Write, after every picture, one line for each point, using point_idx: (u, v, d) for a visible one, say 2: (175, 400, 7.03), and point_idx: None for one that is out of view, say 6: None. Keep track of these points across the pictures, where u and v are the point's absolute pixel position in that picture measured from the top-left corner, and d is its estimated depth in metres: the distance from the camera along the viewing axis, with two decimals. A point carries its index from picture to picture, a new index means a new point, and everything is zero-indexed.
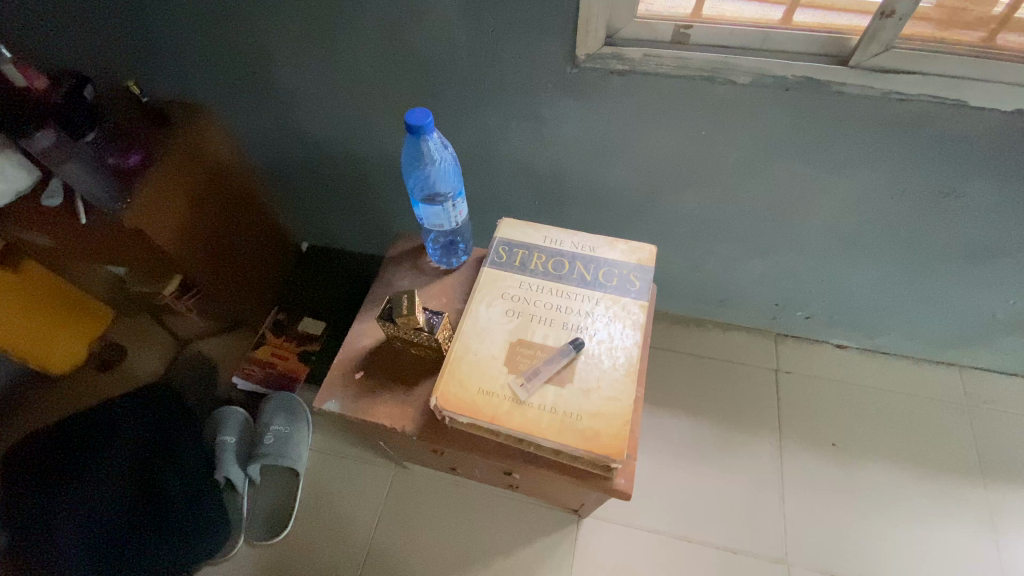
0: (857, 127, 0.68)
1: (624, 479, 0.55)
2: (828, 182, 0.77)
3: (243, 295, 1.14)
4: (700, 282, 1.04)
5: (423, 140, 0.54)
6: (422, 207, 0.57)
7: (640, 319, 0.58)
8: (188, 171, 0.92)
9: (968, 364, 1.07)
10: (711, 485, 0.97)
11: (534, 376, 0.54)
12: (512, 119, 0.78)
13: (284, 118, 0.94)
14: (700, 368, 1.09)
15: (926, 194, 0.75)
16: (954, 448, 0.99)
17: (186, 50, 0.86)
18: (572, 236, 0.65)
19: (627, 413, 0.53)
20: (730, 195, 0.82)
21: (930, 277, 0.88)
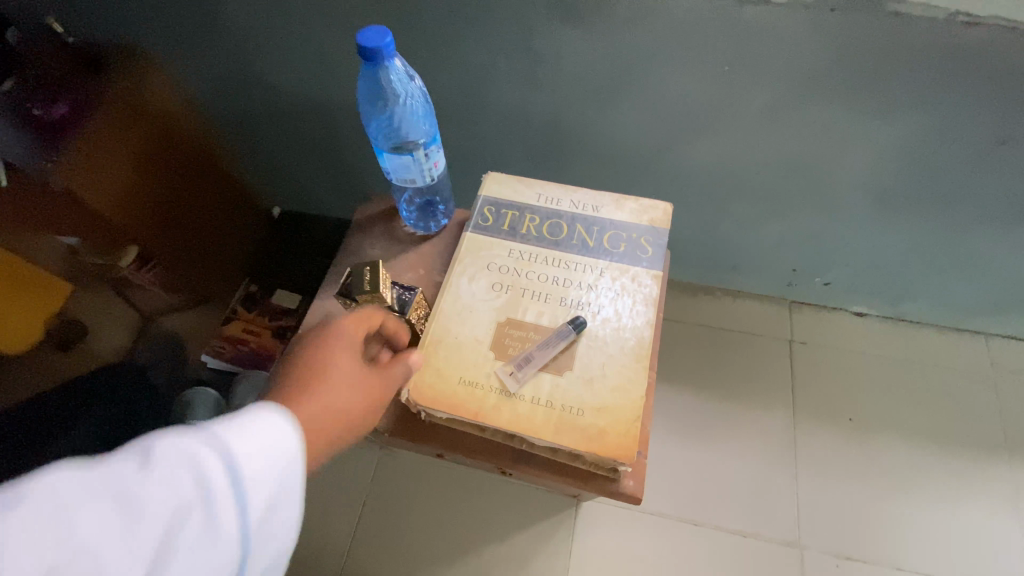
0: (912, 61, 0.57)
1: (634, 482, 0.46)
2: (866, 130, 0.66)
3: (207, 266, 1.03)
4: (710, 247, 0.95)
5: (383, 71, 0.43)
6: (387, 157, 0.47)
7: (652, 292, 0.49)
8: (131, 124, 0.80)
9: (995, 333, 0.99)
10: (719, 465, 0.91)
11: (525, 366, 0.45)
12: (500, 57, 0.66)
13: (237, 63, 0.82)
14: (709, 340, 1.01)
15: (979, 143, 0.65)
16: (978, 422, 0.93)
17: None
18: (571, 193, 0.55)
19: (638, 406, 0.44)
20: (752, 147, 0.71)
21: (969, 238, 0.79)
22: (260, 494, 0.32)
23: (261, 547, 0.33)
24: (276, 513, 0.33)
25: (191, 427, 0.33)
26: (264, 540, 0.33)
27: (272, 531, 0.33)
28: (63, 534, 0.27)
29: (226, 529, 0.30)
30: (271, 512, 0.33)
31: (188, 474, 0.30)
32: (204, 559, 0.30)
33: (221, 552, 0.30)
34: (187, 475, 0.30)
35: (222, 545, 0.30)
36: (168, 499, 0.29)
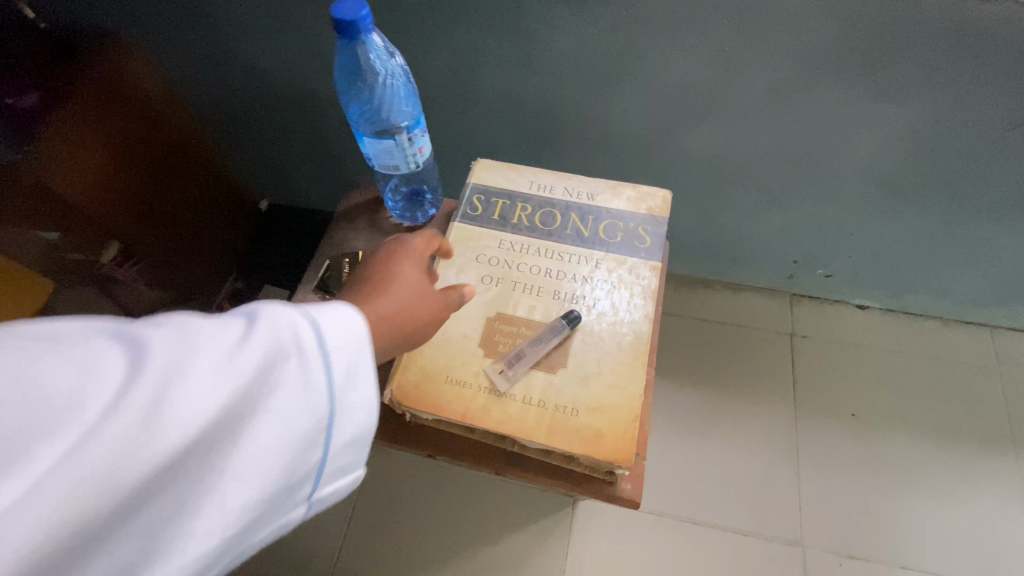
0: (924, 40, 0.54)
1: (633, 485, 0.44)
2: (873, 114, 0.63)
3: (191, 263, 0.99)
4: (710, 239, 0.92)
5: (360, 47, 0.40)
6: (368, 142, 0.44)
7: (652, 285, 0.46)
8: (102, 114, 0.75)
9: (1001, 325, 0.97)
10: (720, 462, 0.88)
11: (516, 363, 0.43)
12: (490, 39, 0.63)
13: (217, 45, 0.80)
14: (708, 334, 0.99)
15: (991, 127, 0.62)
16: (984, 417, 0.91)
17: None
18: (565, 180, 0.52)
19: (637, 405, 0.41)
20: (754, 133, 0.69)
21: (977, 227, 0.77)
22: (347, 363, 0.28)
23: (345, 422, 0.29)
24: (365, 387, 0.29)
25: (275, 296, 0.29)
26: (349, 414, 0.29)
27: (358, 406, 0.29)
28: (156, 361, 0.23)
29: (316, 391, 0.27)
30: (360, 384, 0.29)
31: (281, 326, 0.26)
32: (293, 419, 0.26)
33: (308, 417, 0.27)
34: (278, 327, 0.26)
35: (309, 409, 0.27)
36: (261, 346, 0.26)
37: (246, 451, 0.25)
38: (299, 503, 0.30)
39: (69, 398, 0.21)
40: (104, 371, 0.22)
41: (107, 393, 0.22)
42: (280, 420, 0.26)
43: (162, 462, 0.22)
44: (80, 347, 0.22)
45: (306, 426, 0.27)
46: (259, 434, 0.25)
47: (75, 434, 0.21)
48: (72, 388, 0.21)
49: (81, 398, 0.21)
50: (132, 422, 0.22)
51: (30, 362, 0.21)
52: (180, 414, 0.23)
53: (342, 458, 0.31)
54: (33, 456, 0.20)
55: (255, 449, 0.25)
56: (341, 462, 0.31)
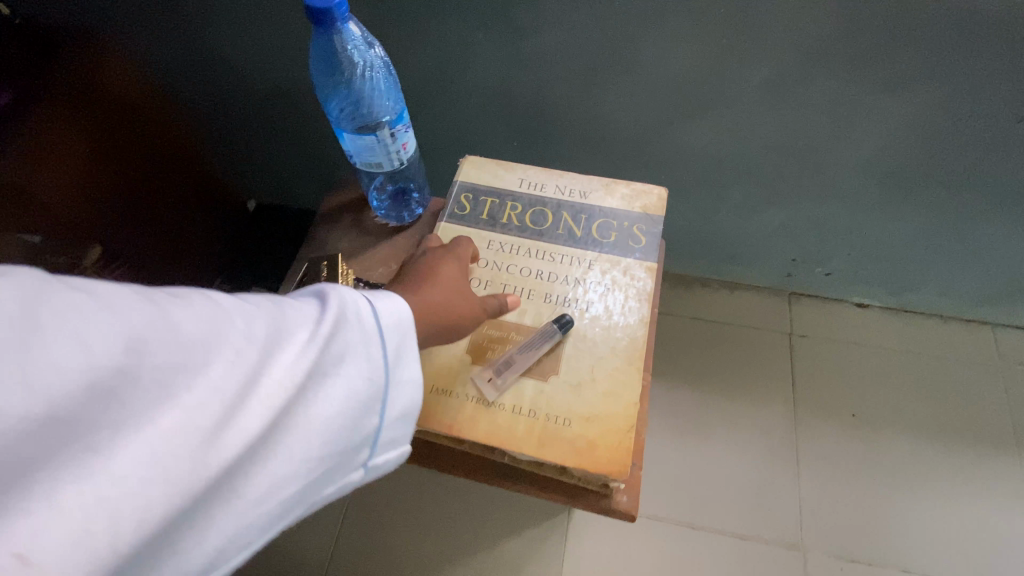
0: (927, 30, 0.52)
1: (629, 497, 0.42)
2: (875, 107, 0.61)
3: (177, 267, 0.95)
4: (707, 237, 0.90)
5: (336, 37, 0.38)
6: (348, 138, 0.42)
7: (647, 286, 0.44)
8: (83, 110, 0.73)
9: (1001, 323, 0.95)
10: (718, 465, 0.87)
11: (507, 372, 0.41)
12: (479, 31, 0.61)
13: (196, 38, 0.76)
14: (705, 334, 0.97)
15: (996, 120, 0.60)
16: (986, 416, 0.89)
17: None
18: (556, 178, 0.50)
19: (632, 414, 0.39)
20: (751, 128, 0.67)
21: (979, 223, 0.75)
22: (405, 337, 0.29)
23: (400, 394, 0.30)
24: (416, 363, 0.30)
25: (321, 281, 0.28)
26: (405, 387, 0.30)
27: (414, 379, 0.30)
28: (245, 327, 0.22)
29: (381, 360, 0.28)
30: (410, 359, 0.30)
31: (352, 299, 0.27)
32: (365, 384, 0.27)
33: (375, 383, 0.27)
34: (350, 299, 0.27)
35: (374, 378, 0.27)
36: (341, 313, 0.26)
37: (325, 412, 0.25)
38: (350, 473, 0.29)
39: (182, 344, 0.20)
40: (204, 331, 0.21)
41: (214, 343, 0.21)
42: (355, 383, 0.26)
43: (264, 413, 0.22)
44: (182, 298, 0.21)
45: (373, 393, 0.27)
46: (337, 393, 0.25)
47: (186, 380, 0.20)
48: (185, 333, 0.20)
49: (194, 347, 0.20)
50: (237, 368, 0.22)
51: (143, 306, 0.20)
52: (270, 380, 0.23)
53: (392, 433, 0.31)
54: (146, 406, 0.19)
55: (333, 411, 0.25)
56: (388, 435, 0.31)
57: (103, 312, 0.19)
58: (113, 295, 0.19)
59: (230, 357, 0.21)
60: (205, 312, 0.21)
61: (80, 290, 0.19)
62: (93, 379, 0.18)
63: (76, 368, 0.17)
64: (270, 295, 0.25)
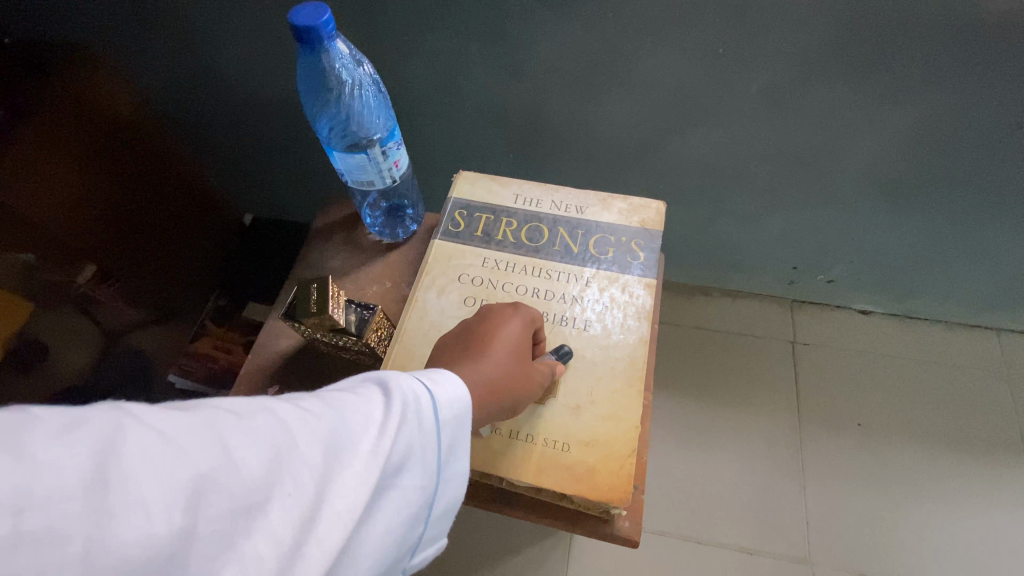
0: (925, 37, 0.51)
1: (630, 522, 0.40)
2: (874, 114, 0.60)
3: (170, 278, 0.94)
4: (707, 246, 0.89)
5: (324, 56, 0.37)
6: (339, 157, 0.41)
7: (646, 303, 0.43)
8: (73, 132, 0.73)
9: (1006, 328, 0.94)
10: (722, 476, 0.85)
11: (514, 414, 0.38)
12: (472, 44, 0.60)
13: (189, 54, 0.76)
14: (707, 343, 0.95)
15: (997, 126, 0.59)
16: (994, 423, 0.88)
17: None
18: (552, 193, 0.49)
19: (633, 437, 0.38)
20: (750, 137, 0.66)
21: (981, 228, 0.74)
22: (457, 430, 0.30)
23: (448, 490, 0.30)
24: (465, 456, 0.31)
25: (369, 376, 0.29)
26: (453, 480, 0.31)
27: (459, 470, 0.31)
28: (300, 452, 0.23)
29: (433, 460, 0.28)
30: (460, 454, 0.30)
31: (407, 399, 0.28)
32: (417, 491, 0.28)
33: (426, 487, 0.28)
34: (407, 398, 0.28)
35: (426, 483, 0.28)
36: (405, 412, 0.27)
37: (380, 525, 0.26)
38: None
39: (246, 484, 0.21)
40: (261, 466, 0.22)
41: (281, 476, 0.22)
42: (408, 491, 0.27)
43: (328, 549, 0.23)
44: (246, 422, 0.23)
45: (424, 496, 0.28)
46: (390, 505, 0.26)
47: (247, 524, 0.21)
48: (250, 472, 0.21)
49: (254, 483, 0.21)
50: (299, 504, 0.22)
51: (212, 448, 0.21)
52: (333, 505, 0.23)
53: (435, 529, 0.31)
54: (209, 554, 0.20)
55: (386, 524, 0.26)
56: (432, 529, 0.31)
57: (171, 452, 0.20)
58: (183, 435, 0.21)
59: (295, 487, 0.22)
60: (269, 441, 0.23)
61: (151, 428, 0.20)
62: (155, 544, 0.19)
63: (141, 535, 0.18)
64: (336, 400, 0.26)
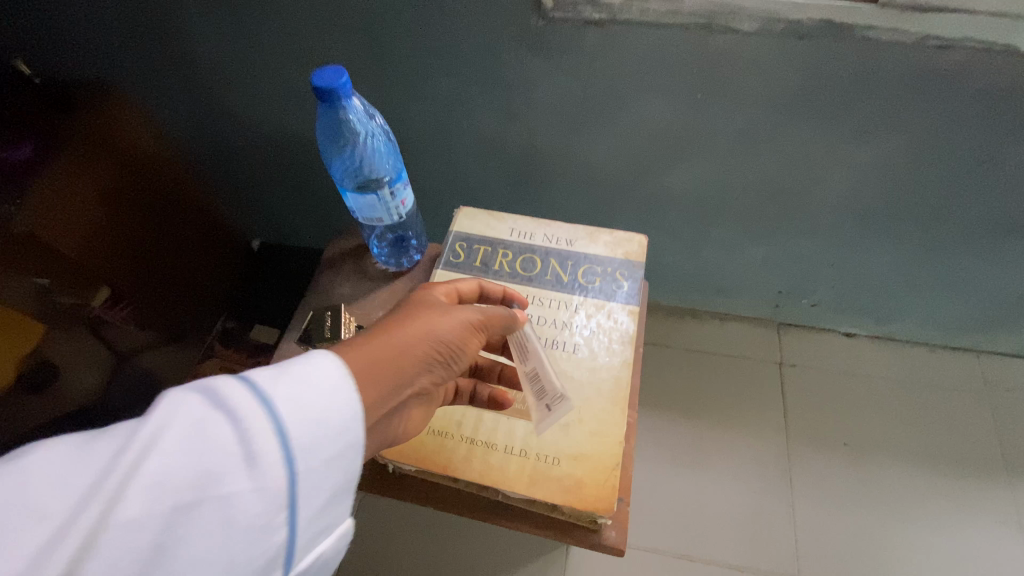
0: (885, 85, 0.57)
1: (616, 532, 0.43)
2: (845, 151, 0.65)
3: (178, 302, 0.97)
4: (695, 272, 0.93)
5: (341, 110, 0.42)
6: (351, 197, 0.45)
7: (630, 328, 0.47)
8: (96, 161, 0.77)
9: (986, 350, 0.98)
10: (715, 494, 0.88)
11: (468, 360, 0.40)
12: (472, 88, 0.65)
13: (210, 93, 0.81)
14: (697, 365, 0.99)
15: (958, 163, 0.64)
16: (976, 442, 0.91)
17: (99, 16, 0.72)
18: (544, 227, 0.54)
19: (617, 450, 0.42)
20: (730, 172, 0.71)
21: (953, 255, 0.79)
22: (297, 413, 0.26)
23: (321, 484, 0.27)
24: (315, 443, 0.27)
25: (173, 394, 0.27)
26: (323, 471, 0.27)
27: (326, 460, 0.27)
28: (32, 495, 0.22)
29: (258, 454, 0.25)
30: (307, 442, 0.26)
31: (203, 396, 0.26)
32: (241, 497, 0.24)
33: (264, 488, 0.25)
34: (211, 397, 0.26)
35: (255, 483, 0.25)
36: (174, 421, 0.24)
37: (200, 540, 0.23)
38: None
39: None
40: None
41: (49, 509, 0.22)
42: (230, 499, 0.24)
43: None
44: None
45: (270, 497, 0.25)
46: (197, 523, 0.23)
47: None
48: None
49: None
50: (31, 552, 0.21)
51: None
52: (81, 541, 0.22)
53: (322, 522, 0.28)
54: None
55: (203, 536, 0.24)
56: (312, 526, 0.28)
57: None
58: None
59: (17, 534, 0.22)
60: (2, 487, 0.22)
61: None
62: None
63: None
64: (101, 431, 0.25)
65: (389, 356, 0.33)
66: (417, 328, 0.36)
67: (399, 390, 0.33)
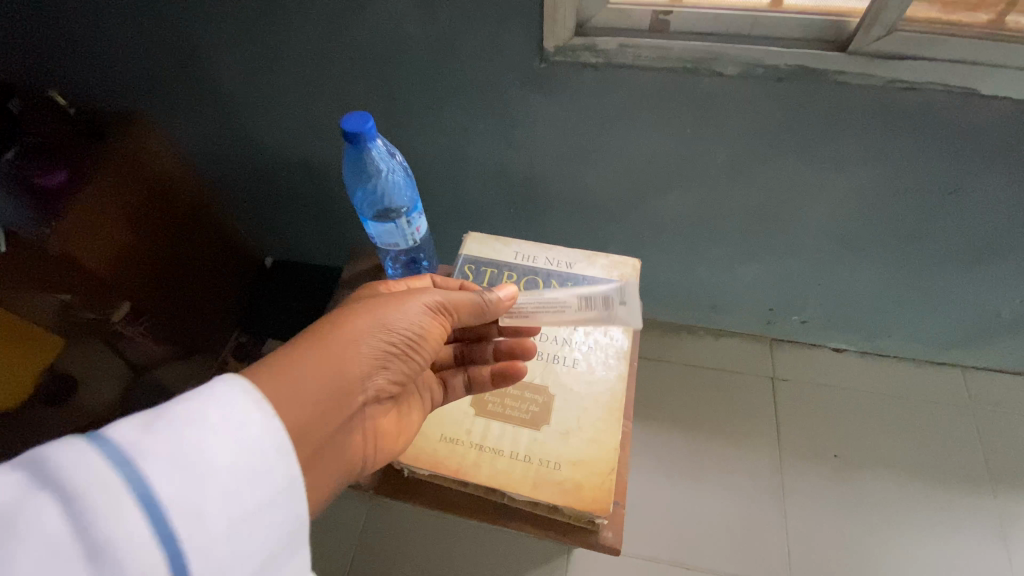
0: (859, 122, 0.62)
1: (613, 533, 0.47)
2: (825, 180, 0.70)
3: (194, 318, 1.02)
4: (690, 289, 0.98)
5: (366, 149, 0.46)
6: (372, 225, 0.50)
7: (624, 345, 0.53)
8: (127, 185, 0.82)
9: (970, 365, 1.02)
10: (710, 505, 0.91)
11: (428, 344, 0.46)
12: (479, 121, 0.70)
13: (228, 122, 0.83)
14: (693, 379, 1.03)
15: (931, 190, 0.69)
16: (961, 454, 0.95)
17: (123, 54, 0.76)
18: (546, 251, 0.59)
19: (612, 456, 0.47)
20: (719, 198, 0.76)
21: (933, 276, 0.83)
22: (164, 488, 0.27)
23: (204, 557, 0.27)
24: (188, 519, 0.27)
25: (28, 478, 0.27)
26: (205, 544, 0.28)
27: (210, 530, 0.28)
28: None
29: (117, 539, 0.25)
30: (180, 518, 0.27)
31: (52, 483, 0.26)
32: None
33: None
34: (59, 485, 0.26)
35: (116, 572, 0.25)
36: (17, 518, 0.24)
37: None
38: None
39: None
40: None
41: None
42: None
43: None
44: None
45: None
46: None
47: None
48: None
49: None
50: None
51: None
52: None
53: None
54: None
55: None
56: None
57: None
58: None
59: None
60: None
61: None
62: None
63: None
64: None
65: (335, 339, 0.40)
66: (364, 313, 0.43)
67: (352, 374, 0.39)
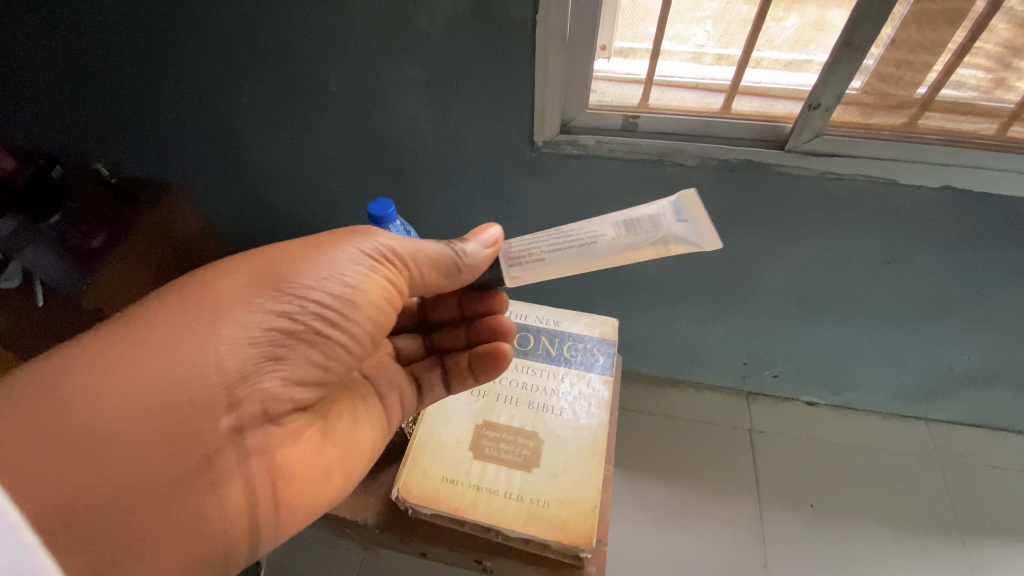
0: (801, 202, 0.73)
1: (596, 567, 0.54)
2: (780, 249, 0.80)
3: None
4: (668, 345, 1.06)
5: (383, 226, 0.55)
6: None
7: (605, 395, 0.61)
8: (154, 246, 0.96)
9: (933, 418, 1.09)
10: (695, 554, 0.94)
11: (361, 297, 0.51)
12: (476, 197, 0.80)
13: (258, 194, 0.91)
14: (675, 430, 1.09)
15: (871, 261, 0.80)
16: (929, 503, 1.00)
17: (171, 138, 0.85)
18: (537, 310, 0.67)
19: (595, 496, 0.54)
20: (689, 263, 0.85)
21: (885, 334, 0.92)
22: None
23: None
24: None
25: None
26: None
27: None
28: None
29: None
30: None
31: None
32: None
33: None
34: None
35: None
36: None
37: None
38: None
39: None
40: None
41: None
42: None
43: None
44: None
45: None
46: None
47: None
48: None
49: None
50: None
51: None
52: None
53: None
54: None
55: None
56: None
57: None
58: None
59: None
60: None
61: None
62: None
63: None
64: None
65: (205, 305, 0.46)
66: (257, 275, 0.48)
67: (205, 353, 0.45)
